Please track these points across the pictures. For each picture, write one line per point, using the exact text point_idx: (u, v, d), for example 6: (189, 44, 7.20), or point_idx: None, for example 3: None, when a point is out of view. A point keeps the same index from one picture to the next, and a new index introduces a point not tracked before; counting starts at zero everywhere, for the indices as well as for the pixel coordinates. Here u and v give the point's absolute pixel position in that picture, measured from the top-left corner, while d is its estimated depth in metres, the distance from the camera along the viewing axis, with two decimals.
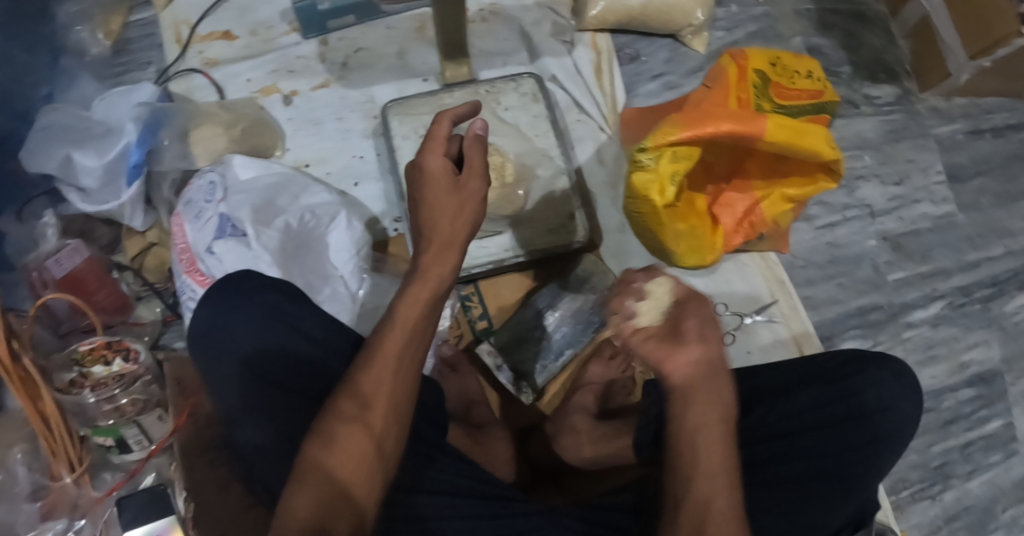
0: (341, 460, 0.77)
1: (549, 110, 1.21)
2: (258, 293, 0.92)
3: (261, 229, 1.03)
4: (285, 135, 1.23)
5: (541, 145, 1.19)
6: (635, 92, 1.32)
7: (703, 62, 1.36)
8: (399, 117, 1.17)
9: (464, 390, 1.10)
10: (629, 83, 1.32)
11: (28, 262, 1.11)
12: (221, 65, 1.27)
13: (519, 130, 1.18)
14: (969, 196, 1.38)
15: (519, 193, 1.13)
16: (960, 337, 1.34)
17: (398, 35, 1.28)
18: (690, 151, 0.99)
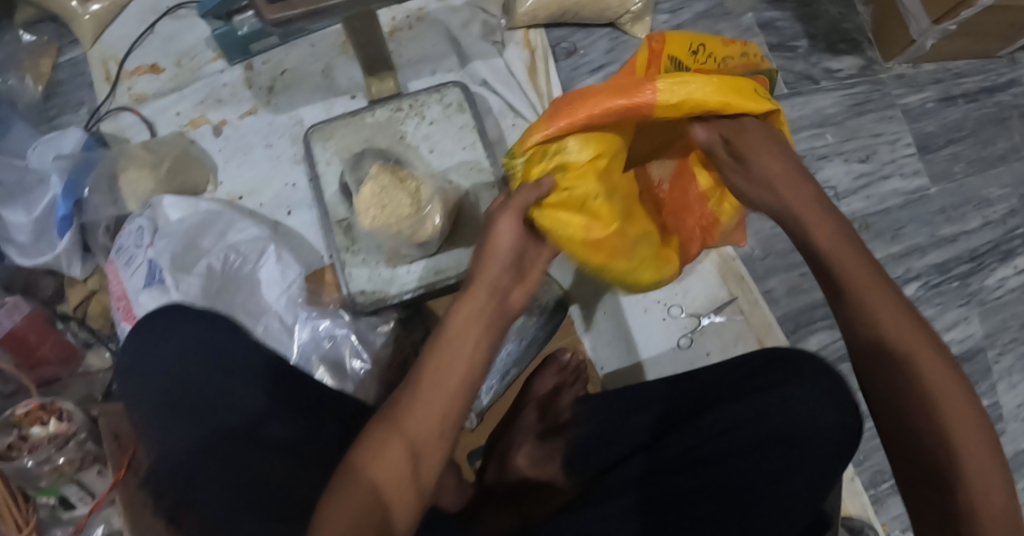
0: (393, 483, 0.65)
1: (476, 119, 1.16)
2: (177, 327, 0.83)
3: (182, 276, 1.02)
4: (216, 168, 1.21)
5: (469, 157, 1.14)
6: (575, 87, 1.27)
7: None
8: (321, 141, 1.13)
9: None
10: (567, 80, 1.28)
11: None
12: (150, 99, 1.25)
13: (444, 145, 1.15)
14: (941, 165, 1.31)
15: (435, 220, 1.04)
16: (937, 317, 1.27)
17: (322, 51, 1.24)
18: (586, 150, 0.80)
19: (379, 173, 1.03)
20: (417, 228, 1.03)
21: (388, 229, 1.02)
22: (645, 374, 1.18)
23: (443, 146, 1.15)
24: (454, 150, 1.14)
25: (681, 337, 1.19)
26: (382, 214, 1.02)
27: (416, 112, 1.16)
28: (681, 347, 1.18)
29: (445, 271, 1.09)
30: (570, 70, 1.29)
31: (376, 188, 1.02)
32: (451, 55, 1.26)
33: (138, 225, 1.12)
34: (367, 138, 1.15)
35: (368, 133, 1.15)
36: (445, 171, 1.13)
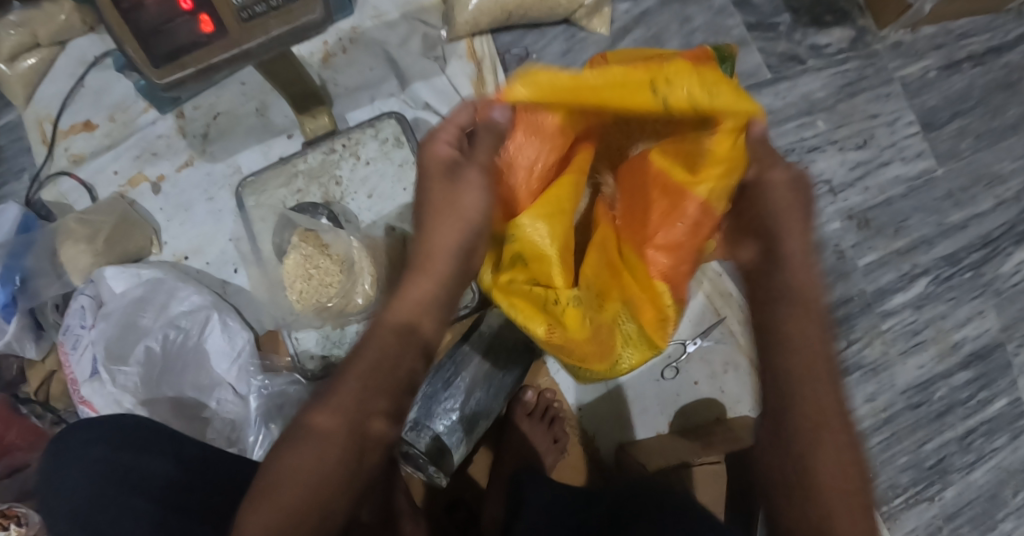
0: (367, 407, 0.71)
1: (415, 155, 1.06)
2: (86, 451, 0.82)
3: (117, 369, 0.98)
4: (160, 228, 1.16)
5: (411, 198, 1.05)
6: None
7: (607, 46, 1.18)
8: (253, 196, 1.05)
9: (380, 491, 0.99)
10: None
11: None
12: (88, 160, 1.17)
13: (382, 190, 1.06)
14: (948, 143, 1.20)
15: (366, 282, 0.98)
16: (948, 314, 1.17)
17: (254, 89, 1.16)
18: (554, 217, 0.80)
19: (301, 242, 0.97)
20: (350, 299, 0.98)
21: (318, 304, 0.98)
22: (628, 410, 1.09)
23: (382, 189, 1.06)
24: (394, 193, 1.06)
25: (665, 368, 1.10)
26: (312, 287, 0.97)
27: (351, 153, 1.06)
28: (664, 378, 1.10)
29: None
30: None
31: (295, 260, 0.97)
32: (390, 78, 1.15)
33: (80, 305, 1.06)
34: (300, 187, 1.06)
35: (301, 181, 1.06)
36: (385, 218, 1.06)
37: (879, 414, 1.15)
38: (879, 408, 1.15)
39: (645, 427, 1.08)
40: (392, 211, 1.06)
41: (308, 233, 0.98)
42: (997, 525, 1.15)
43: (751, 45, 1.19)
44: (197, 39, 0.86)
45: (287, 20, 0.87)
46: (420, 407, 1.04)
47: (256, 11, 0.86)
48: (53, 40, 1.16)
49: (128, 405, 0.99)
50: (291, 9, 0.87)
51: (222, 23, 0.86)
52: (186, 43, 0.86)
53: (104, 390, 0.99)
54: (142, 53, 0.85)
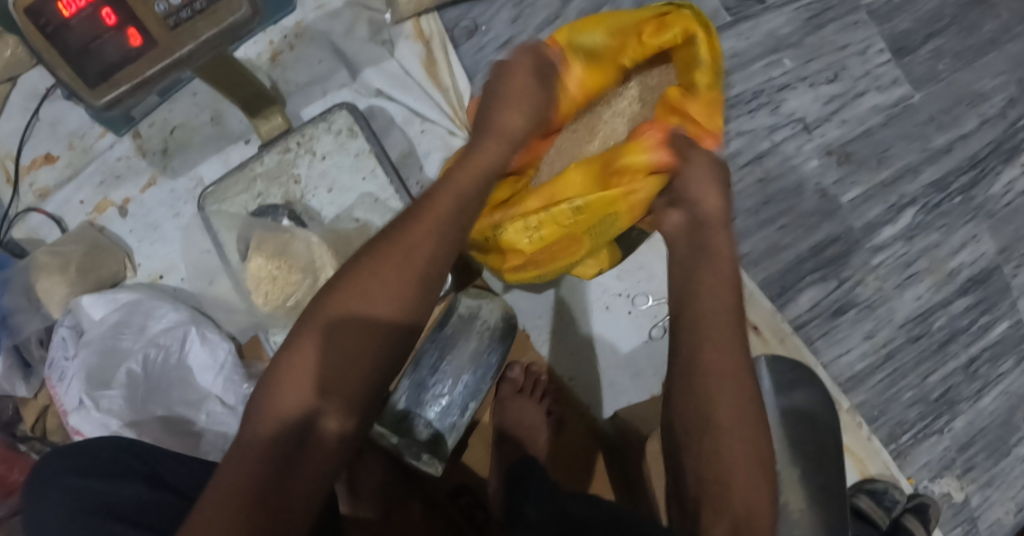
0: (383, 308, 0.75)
1: (371, 142, 1.05)
2: (59, 479, 0.87)
3: (100, 394, 0.98)
4: (131, 250, 1.14)
5: (372, 188, 1.04)
6: (484, 70, 1.13)
7: (558, 7, 1.14)
8: (217, 206, 1.03)
9: (516, 419, 1.04)
10: (474, 65, 1.13)
11: None
12: (55, 192, 1.15)
13: (342, 183, 1.05)
14: (924, 66, 1.17)
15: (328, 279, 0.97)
16: (942, 242, 1.14)
17: (206, 99, 1.15)
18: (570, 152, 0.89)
19: (259, 245, 0.95)
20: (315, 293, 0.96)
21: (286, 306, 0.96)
22: (620, 377, 1.08)
23: (342, 183, 1.05)
24: (353, 183, 1.05)
25: (654, 327, 1.09)
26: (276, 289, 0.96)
27: (306, 149, 1.05)
28: (654, 338, 1.09)
29: None
30: (474, 51, 1.13)
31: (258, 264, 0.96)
32: (340, 69, 1.12)
33: (62, 336, 1.05)
34: (261, 191, 1.04)
35: (260, 185, 1.04)
36: (348, 209, 1.04)
37: (880, 351, 1.12)
38: (880, 345, 1.12)
39: (640, 390, 1.08)
40: (353, 201, 1.05)
41: (266, 236, 0.97)
42: (1010, 449, 1.14)
43: None
44: (128, 53, 0.86)
45: (214, 22, 0.87)
46: (409, 396, 1.04)
47: (183, 17, 0.85)
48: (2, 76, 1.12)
49: (117, 428, 0.98)
50: (215, 11, 0.86)
51: (150, 35, 0.86)
52: (117, 59, 0.85)
53: (91, 417, 0.97)
54: (75, 75, 0.85)
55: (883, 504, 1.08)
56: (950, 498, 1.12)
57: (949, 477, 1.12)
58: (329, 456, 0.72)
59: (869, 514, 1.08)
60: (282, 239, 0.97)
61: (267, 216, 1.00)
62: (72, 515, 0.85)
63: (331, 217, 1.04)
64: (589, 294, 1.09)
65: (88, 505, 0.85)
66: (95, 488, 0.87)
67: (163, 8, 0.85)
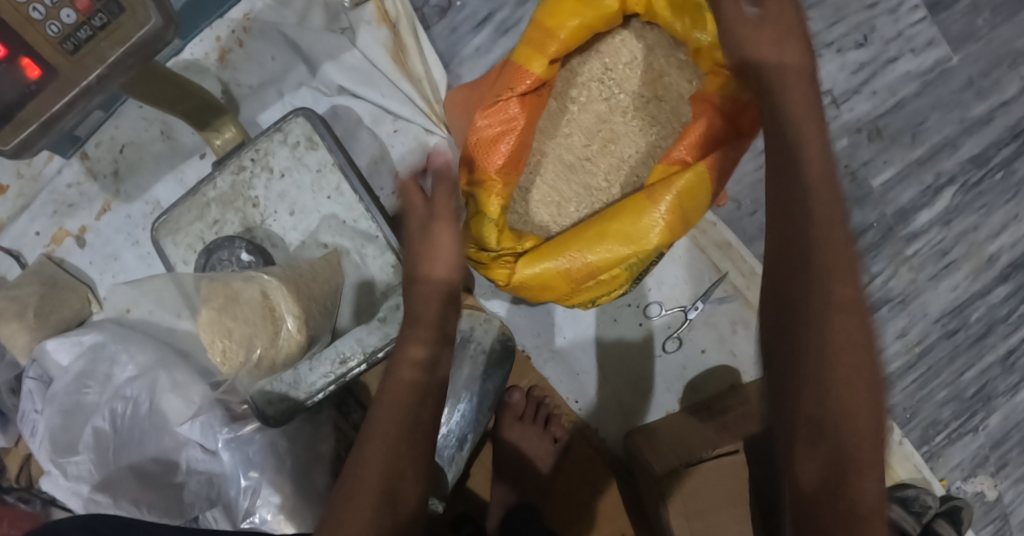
0: (410, 367, 0.70)
1: (333, 153, 0.91)
2: None
3: (67, 460, 0.92)
4: (94, 282, 1.06)
5: (338, 205, 0.91)
6: (460, 55, 0.99)
7: None
8: (170, 238, 0.92)
9: (520, 448, 0.97)
10: (449, 53, 1.00)
11: None
12: (9, 225, 1.04)
13: (305, 201, 0.92)
14: (962, 22, 1.02)
15: (287, 330, 0.84)
16: (981, 224, 1.03)
17: (154, 111, 1.02)
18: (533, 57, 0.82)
19: (208, 296, 0.83)
20: (276, 347, 0.84)
21: (247, 361, 0.84)
22: (631, 395, 0.99)
23: (303, 203, 0.92)
24: (317, 203, 0.92)
25: (667, 339, 0.99)
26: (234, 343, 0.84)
27: (262, 166, 0.92)
28: (667, 351, 0.99)
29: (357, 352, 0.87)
30: (448, 34, 0.99)
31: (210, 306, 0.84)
32: (298, 66, 0.98)
33: (28, 389, 0.97)
34: (216, 218, 0.92)
35: (214, 211, 0.92)
36: (313, 233, 0.92)
37: (912, 348, 1.03)
38: (911, 343, 1.03)
39: (652, 408, 0.99)
40: (318, 224, 0.92)
41: (215, 284, 0.84)
42: None
43: None
44: (26, 89, 0.72)
45: (119, 39, 0.73)
46: None
47: (81, 38, 0.72)
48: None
49: (88, 493, 0.91)
50: (119, 25, 0.73)
51: (48, 63, 0.72)
52: (14, 97, 0.72)
53: (60, 484, 0.92)
54: None
55: (913, 510, 1.00)
56: (983, 497, 1.06)
57: (983, 475, 1.06)
58: (400, 399, 0.68)
59: None
60: (248, 295, 0.84)
61: (223, 249, 0.90)
62: None
63: (295, 244, 0.93)
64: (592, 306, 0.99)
65: None
66: None
67: (57, 31, 0.72)
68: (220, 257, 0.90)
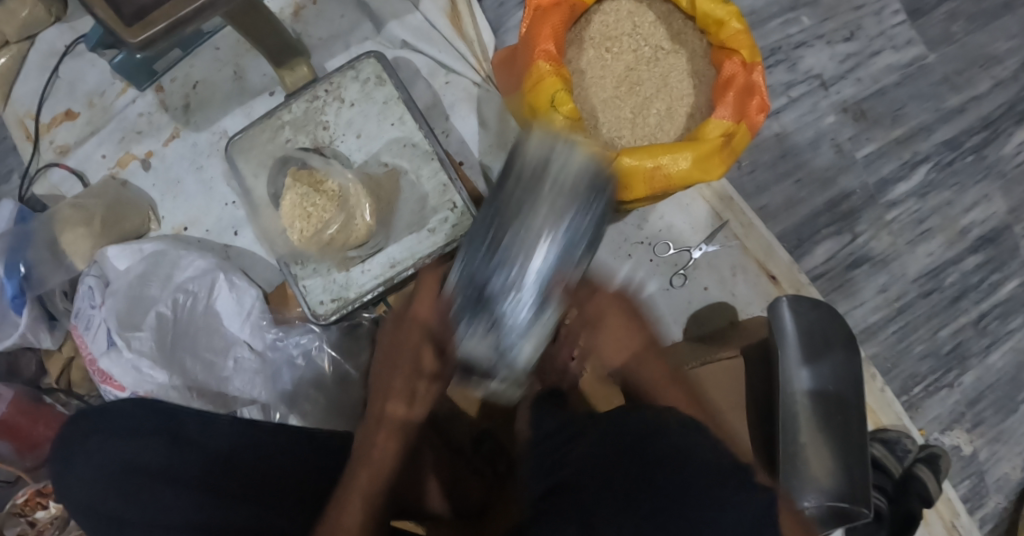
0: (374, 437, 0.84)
1: (399, 90, 1.04)
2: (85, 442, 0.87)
3: (131, 335, 0.99)
4: (155, 203, 1.16)
5: (399, 132, 1.03)
6: (508, 25, 1.12)
7: None
8: (243, 154, 1.04)
9: None
10: (497, 19, 1.13)
11: None
12: (75, 148, 1.18)
13: (370, 128, 1.04)
14: (937, 28, 1.19)
15: (361, 220, 0.97)
16: (954, 200, 1.17)
17: (227, 54, 1.14)
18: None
19: (294, 181, 0.98)
20: (350, 229, 0.97)
21: (320, 237, 0.97)
22: None
23: (368, 129, 1.04)
24: (381, 130, 1.04)
25: (674, 275, 1.11)
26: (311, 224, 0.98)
27: (334, 97, 1.04)
28: (674, 286, 1.11)
29: (401, 261, 1.01)
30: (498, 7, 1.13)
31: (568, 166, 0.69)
32: (364, 22, 1.12)
33: (87, 286, 1.07)
34: (288, 138, 1.04)
35: (287, 132, 1.04)
36: (376, 155, 1.04)
37: (892, 304, 1.14)
38: (892, 299, 1.14)
39: (659, 337, 1.11)
40: (381, 147, 1.04)
41: (301, 172, 0.98)
42: (1019, 406, 1.16)
43: None
44: None
45: None
46: None
47: None
48: (21, 35, 1.17)
49: (147, 369, 0.98)
50: None
51: None
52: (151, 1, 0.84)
53: (121, 359, 0.98)
54: (112, 15, 0.83)
55: (896, 454, 1.09)
56: (960, 452, 1.15)
57: (959, 430, 1.15)
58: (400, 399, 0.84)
59: (883, 462, 1.08)
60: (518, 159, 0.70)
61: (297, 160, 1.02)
62: (108, 486, 0.85)
63: (359, 163, 1.04)
64: (613, 245, 1.12)
65: (116, 467, 0.85)
66: (120, 445, 0.86)
67: None
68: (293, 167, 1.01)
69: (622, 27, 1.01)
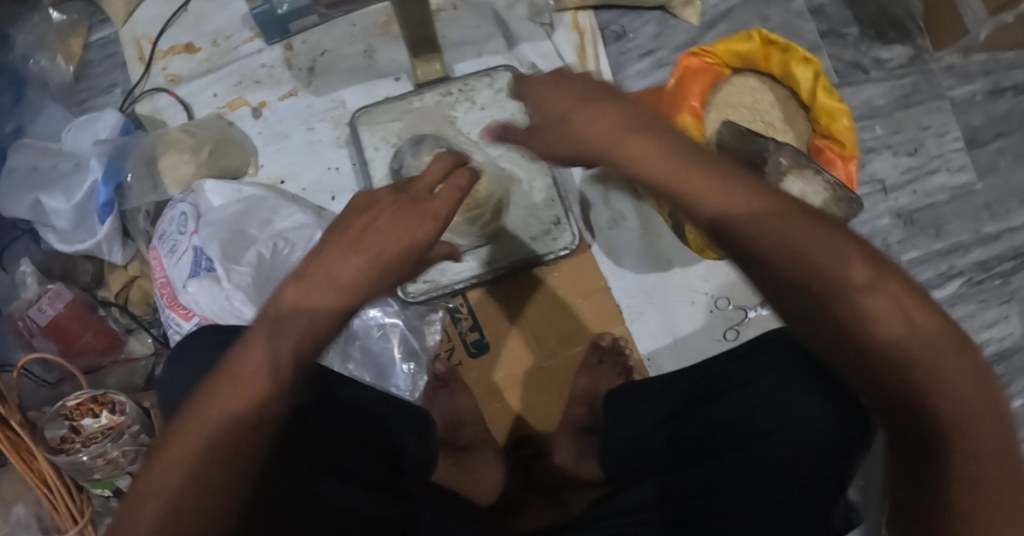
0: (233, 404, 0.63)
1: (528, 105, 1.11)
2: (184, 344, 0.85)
3: (231, 268, 1.03)
4: (256, 151, 1.20)
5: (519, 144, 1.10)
6: (624, 73, 1.22)
7: (696, 33, 1.25)
8: (368, 126, 1.11)
9: (592, 384, 1.10)
10: (617, 65, 1.22)
11: (12, 312, 1.09)
12: (186, 81, 1.22)
13: None
14: (987, 158, 1.30)
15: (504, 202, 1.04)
16: (978, 314, 1.27)
17: (361, 32, 1.21)
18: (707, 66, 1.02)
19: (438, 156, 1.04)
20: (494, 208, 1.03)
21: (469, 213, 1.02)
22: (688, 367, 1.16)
23: None
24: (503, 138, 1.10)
25: (727, 329, 1.18)
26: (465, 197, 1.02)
27: (466, 98, 1.11)
28: (725, 339, 1.17)
29: (495, 262, 1.08)
30: (617, 55, 1.22)
31: (813, 192, 0.94)
32: (497, 38, 1.20)
33: (182, 211, 1.11)
34: (414, 123, 1.11)
35: (415, 117, 1.11)
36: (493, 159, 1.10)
37: None
38: None
39: None
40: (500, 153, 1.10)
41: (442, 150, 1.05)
42: None
43: (822, 49, 1.28)
44: None
45: None
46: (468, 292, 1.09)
47: None
48: None
49: (236, 302, 1.03)
50: None
51: None
52: None
53: (215, 287, 1.03)
54: None
55: None
56: None
57: None
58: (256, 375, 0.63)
59: None
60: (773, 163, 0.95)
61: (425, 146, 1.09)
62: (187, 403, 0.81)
63: None
64: (678, 288, 1.19)
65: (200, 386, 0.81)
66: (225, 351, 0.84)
67: None
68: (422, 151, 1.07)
69: (742, 98, 1.07)
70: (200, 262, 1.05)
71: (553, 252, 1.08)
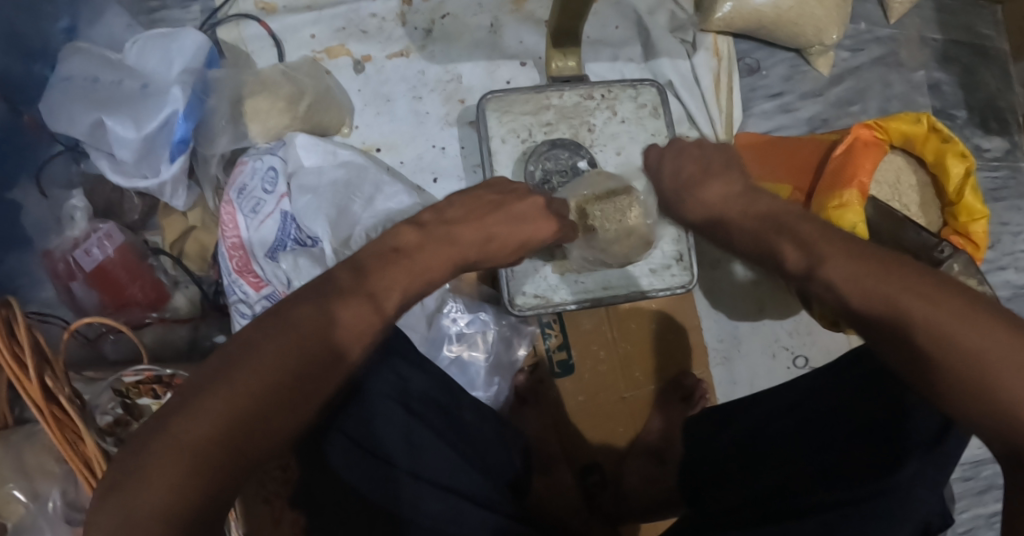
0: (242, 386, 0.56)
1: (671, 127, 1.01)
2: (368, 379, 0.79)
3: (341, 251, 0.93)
4: (352, 110, 1.06)
5: None
6: (750, 110, 1.17)
7: (824, 84, 1.19)
8: (497, 114, 0.99)
9: (668, 422, 1.04)
10: (747, 100, 1.17)
11: (50, 247, 0.95)
12: (282, 14, 1.07)
13: (630, 154, 1.01)
14: None
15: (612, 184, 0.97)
16: None
17: (490, 2, 1.09)
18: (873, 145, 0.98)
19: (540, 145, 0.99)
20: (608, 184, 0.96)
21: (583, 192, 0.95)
22: None
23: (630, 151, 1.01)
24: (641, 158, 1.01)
25: None
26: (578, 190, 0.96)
27: (607, 105, 1.01)
28: None
29: (613, 287, 0.98)
30: (747, 90, 1.17)
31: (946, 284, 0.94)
32: (634, 44, 1.13)
33: (271, 166, 0.97)
34: (549, 121, 1.00)
35: (551, 115, 1.00)
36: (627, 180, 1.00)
37: None
38: None
39: None
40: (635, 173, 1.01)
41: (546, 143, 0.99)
42: None
43: None
44: None
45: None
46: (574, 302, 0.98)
47: None
48: None
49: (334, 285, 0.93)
50: None
51: None
52: None
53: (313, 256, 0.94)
54: None
55: None
56: None
57: None
58: (258, 366, 0.57)
59: None
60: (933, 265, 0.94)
61: (564, 150, 0.99)
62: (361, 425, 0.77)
63: None
64: (762, 340, 1.14)
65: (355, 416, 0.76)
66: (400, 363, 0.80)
67: None
68: (558, 155, 0.99)
69: (885, 176, 1.04)
70: (290, 229, 0.96)
71: (670, 289, 0.99)
